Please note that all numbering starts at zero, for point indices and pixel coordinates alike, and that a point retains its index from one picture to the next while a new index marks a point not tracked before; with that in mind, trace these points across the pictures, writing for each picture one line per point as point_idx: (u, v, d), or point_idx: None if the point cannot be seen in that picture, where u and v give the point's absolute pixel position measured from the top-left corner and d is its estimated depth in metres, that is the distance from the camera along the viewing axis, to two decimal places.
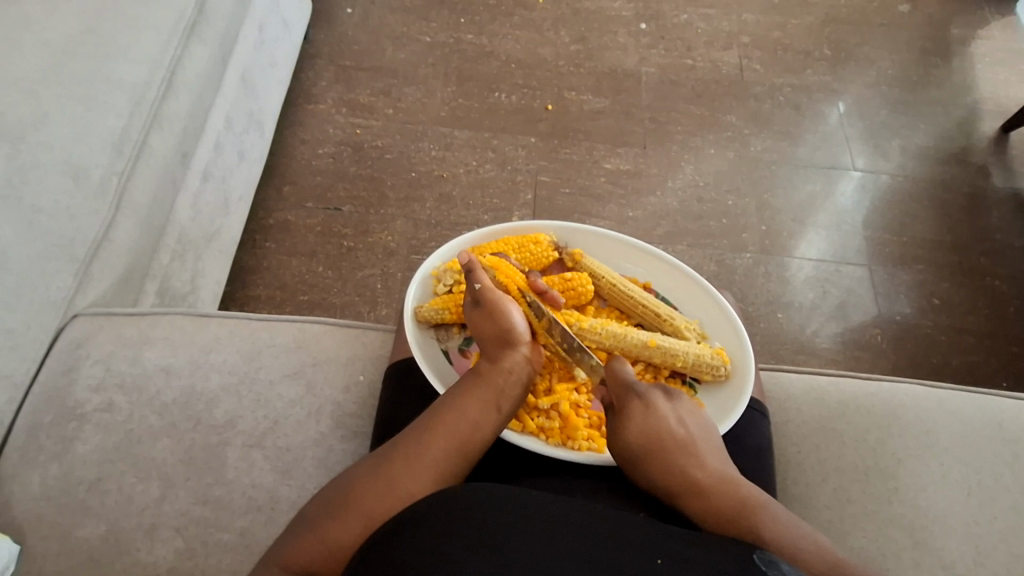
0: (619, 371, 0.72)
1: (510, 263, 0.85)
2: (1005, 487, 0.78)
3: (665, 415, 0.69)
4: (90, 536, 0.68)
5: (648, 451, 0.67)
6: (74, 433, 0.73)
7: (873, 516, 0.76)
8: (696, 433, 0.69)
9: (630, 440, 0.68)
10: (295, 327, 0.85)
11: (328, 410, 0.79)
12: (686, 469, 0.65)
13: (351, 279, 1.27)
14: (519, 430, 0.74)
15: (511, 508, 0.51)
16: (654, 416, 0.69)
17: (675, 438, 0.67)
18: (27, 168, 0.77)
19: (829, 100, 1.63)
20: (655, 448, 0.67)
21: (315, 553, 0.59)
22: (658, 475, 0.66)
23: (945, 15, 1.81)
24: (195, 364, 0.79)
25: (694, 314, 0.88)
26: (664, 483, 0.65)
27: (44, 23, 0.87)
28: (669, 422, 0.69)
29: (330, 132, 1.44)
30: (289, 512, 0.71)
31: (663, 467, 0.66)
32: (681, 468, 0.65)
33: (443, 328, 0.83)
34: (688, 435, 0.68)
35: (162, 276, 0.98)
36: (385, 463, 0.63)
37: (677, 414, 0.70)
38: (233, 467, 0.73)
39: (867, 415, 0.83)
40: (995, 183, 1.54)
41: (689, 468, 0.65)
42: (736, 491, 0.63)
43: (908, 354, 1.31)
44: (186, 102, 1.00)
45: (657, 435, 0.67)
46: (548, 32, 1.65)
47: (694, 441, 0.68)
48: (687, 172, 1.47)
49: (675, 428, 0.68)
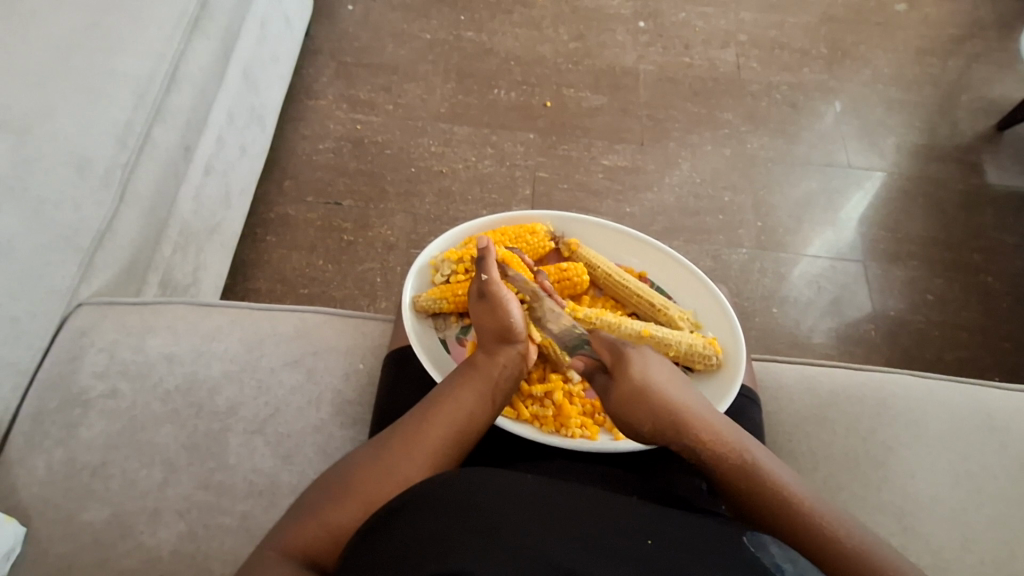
0: (601, 338, 0.76)
1: (521, 259, 0.86)
2: (993, 475, 0.80)
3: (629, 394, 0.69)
4: (95, 519, 0.69)
5: (653, 396, 0.69)
6: (79, 419, 0.74)
7: (864, 503, 0.77)
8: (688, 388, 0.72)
9: (635, 385, 0.69)
10: (296, 317, 0.86)
11: (328, 397, 0.80)
12: (691, 414, 0.68)
13: (351, 273, 1.28)
14: (513, 417, 0.76)
15: (505, 492, 0.52)
16: (653, 369, 0.71)
17: (676, 390, 0.70)
18: (33, 160, 0.78)
19: (824, 99, 1.64)
20: (661, 394, 0.69)
21: (315, 536, 0.60)
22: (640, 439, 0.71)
23: (941, 15, 1.82)
24: (198, 352, 0.80)
25: (688, 304, 0.89)
26: (671, 424, 0.67)
27: (49, 15, 0.88)
28: (667, 376, 0.71)
29: (331, 127, 1.45)
30: (290, 497, 0.73)
31: (670, 410, 0.68)
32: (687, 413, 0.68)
33: (441, 318, 0.84)
34: (684, 389, 0.71)
35: (165, 267, 1.00)
36: (383, 449, 0.64)
37: (672, 373, 0.73)
38: (235, 453, 0.75)
39: (858, 404, 0.84)
40: (989, 181, 1.55)
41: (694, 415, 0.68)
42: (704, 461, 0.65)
43: (901, 349, 1.33)
44: (189, 96, 1.02)
45: (661, 387, 0.70)
46: (547, 30, 1.66)
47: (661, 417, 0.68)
48: (684, 169, 1.48)
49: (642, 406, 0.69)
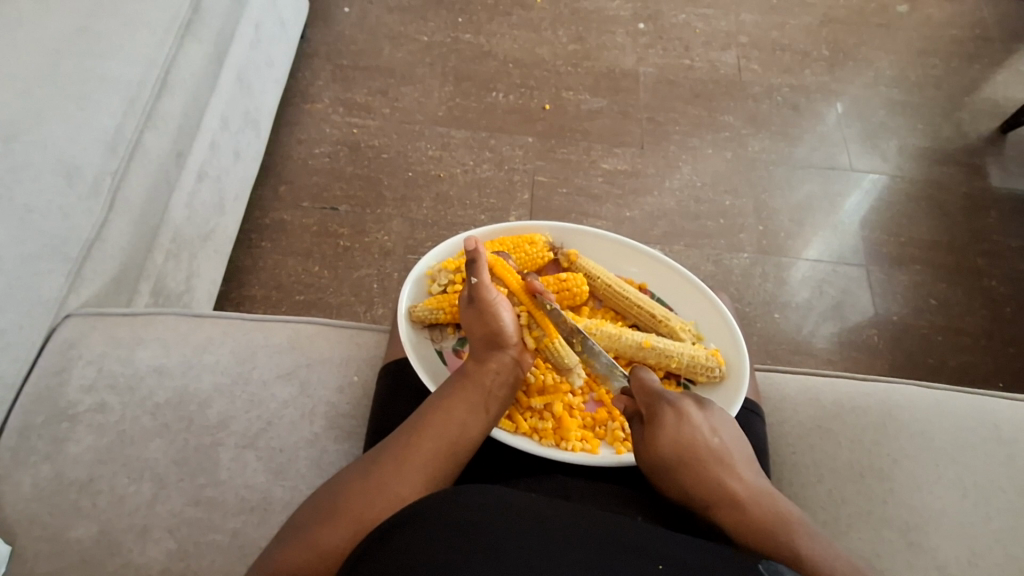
0: (641, 378, 0.71)
1: (507, 262, 0.82)
2: (1001, 488, 0.78)
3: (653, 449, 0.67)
4: (83, 536, 0.68)
5: (681, 460, 0.65)
6: (66, 434, 0.73)
7: (869, 517, 0.76)
8: (730, 442, 0.68)
9: (662, 446, 0.66)
10: (290, 327, 0.84)
11: (322, 410, 0.78)
12: (720, 479, 0.64)
13: (347, 279, 1.26)
14: (512, 431, 0.74)
15: (505, 514, 0.50)
16: (688, 424, 0.67)
17: (710, 448, 0.66)
18: (20, 168, 0.77)
19: (827, 102, 1.62)
20: (690, 457, 0.65)
21: (305, 558, 0.58)
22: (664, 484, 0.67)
23: (943, 16, 1.80)
24: (188, 364, 0.79)
25: (689, 315, 0.88)
26: (697, 491, 0.64)
27: (38, 20, 0.87)
28: (704, 431, 0.67)
29: (328, 131, 1.43)
30: (282, 513, 0.71)
31: (698, 476, 0.64)
32: (715, 477, 0.64)
33: (437, 328, 0.83)
34: (720, 446, 0.67)
35: (157, 275, 0.98)
36: (375, 466, 0.62)
37: (710, 424, 0.68)
38: (227, 467, 0.73)
39: (862, 415, 0.83)
40: (993, 184, 1.54)
41: (724, 478, 0.64)
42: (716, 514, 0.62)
43: (905, 354, 1.31)
44: (181, 102, 1.00)
45: (691, 446, 0.66)
46: (546, 32, 1.64)
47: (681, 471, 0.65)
48: (684, 172, 1.47)
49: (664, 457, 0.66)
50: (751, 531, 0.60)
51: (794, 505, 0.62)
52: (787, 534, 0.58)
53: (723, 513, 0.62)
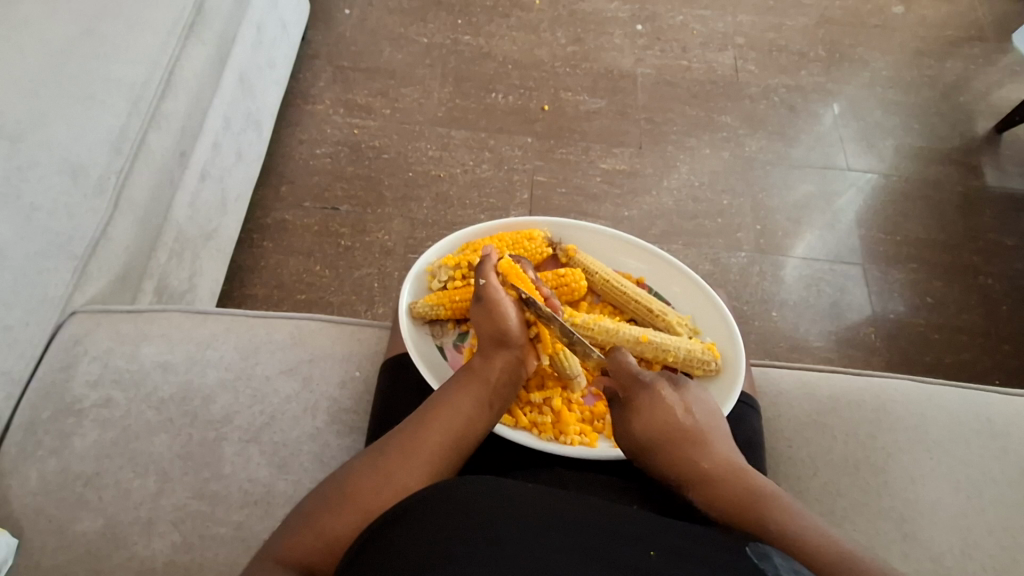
0: (620, 368, 0.73)
1: (525, 271, 0.82)
2: (994, 480, 0.79)
3: (646, 418, 0.69)
4: (88, 530, 0.69)
5: (658, 441, 0.68)
6: (72, 428, 0.74)
7: (864, 509, 0.77)
8: (705, 422, 0.70)
9: (638, 427, 0.69)
10: (292, 324, 0.85)
11: (324, 405, 0.79)
12: (696, 459, 0.66)
13: (348, 278, 1.27)
14: (512, 425, 0.75)
15: (505, 501, 0.52)
16: (663, 407, 0.70)
17: (684, 428, 0.68)
18: (26, 166, 0.78)
19: (823, 102, 1.64)
20: (665, 439, 0.68)
21: (311, 547, 0.59)
22: (657, 466, 0.67)
23: (938, 17, 1.82)
24: (192, 360, 0.80)
25: (685, 310, 0.89)
26: (674, 470, 0.66)
27: (44, 22, 0.89)
28: (678, 412, 0.69)
29: (329, 132, 1.45)
30: (285, 506, 0.72)
31: (672, 458, 0.67)
32: (691, 458, 0.66)
33: (438, 324, 0.84)
34: (692, 415, 0.70)
35: (160, 274, 0.99)
36: (381, 457, 0.63)
37: (685, 406, 0.71)
38: (230, 462, 0.74)
39: (857, 409, 0.84)
40: (988, 183, 1.55)
41: (700, 458, 0.66)
42: (708, 488, 0.64)
43: (901, 352, 1.32)
44: (184, 102, 1.00)
45: (668, 429, 0.68)
46: (544, 33, 1.66)
47: (671, 449, 0.67)
48: (682, 172, 1.48)
49: (664, 429, 0.68)
50: (726, 508, 0.62)
51: (764, 476, 0.65)
52: (765, 511, 0.60)
53: (702, 489, 0.64)
